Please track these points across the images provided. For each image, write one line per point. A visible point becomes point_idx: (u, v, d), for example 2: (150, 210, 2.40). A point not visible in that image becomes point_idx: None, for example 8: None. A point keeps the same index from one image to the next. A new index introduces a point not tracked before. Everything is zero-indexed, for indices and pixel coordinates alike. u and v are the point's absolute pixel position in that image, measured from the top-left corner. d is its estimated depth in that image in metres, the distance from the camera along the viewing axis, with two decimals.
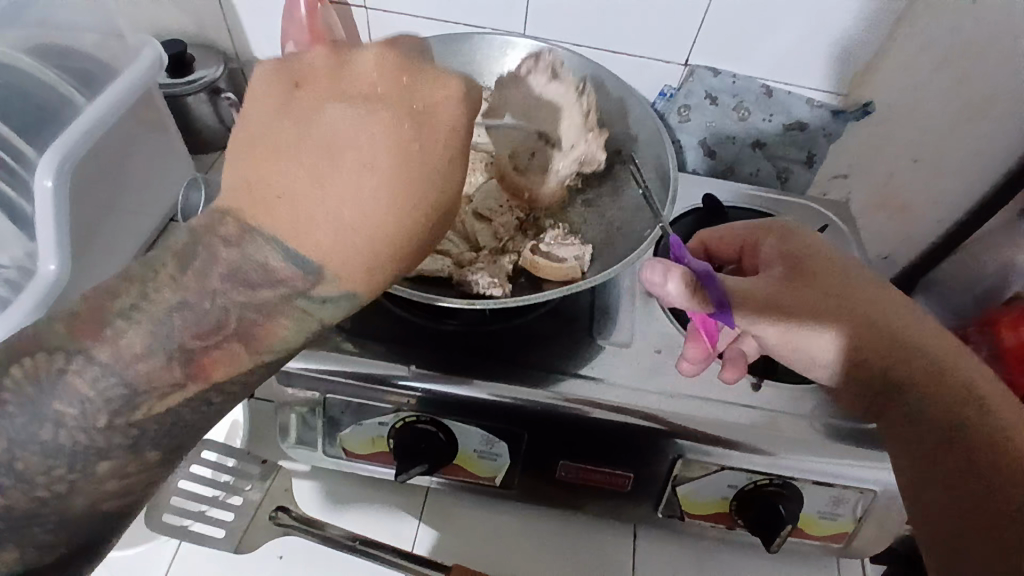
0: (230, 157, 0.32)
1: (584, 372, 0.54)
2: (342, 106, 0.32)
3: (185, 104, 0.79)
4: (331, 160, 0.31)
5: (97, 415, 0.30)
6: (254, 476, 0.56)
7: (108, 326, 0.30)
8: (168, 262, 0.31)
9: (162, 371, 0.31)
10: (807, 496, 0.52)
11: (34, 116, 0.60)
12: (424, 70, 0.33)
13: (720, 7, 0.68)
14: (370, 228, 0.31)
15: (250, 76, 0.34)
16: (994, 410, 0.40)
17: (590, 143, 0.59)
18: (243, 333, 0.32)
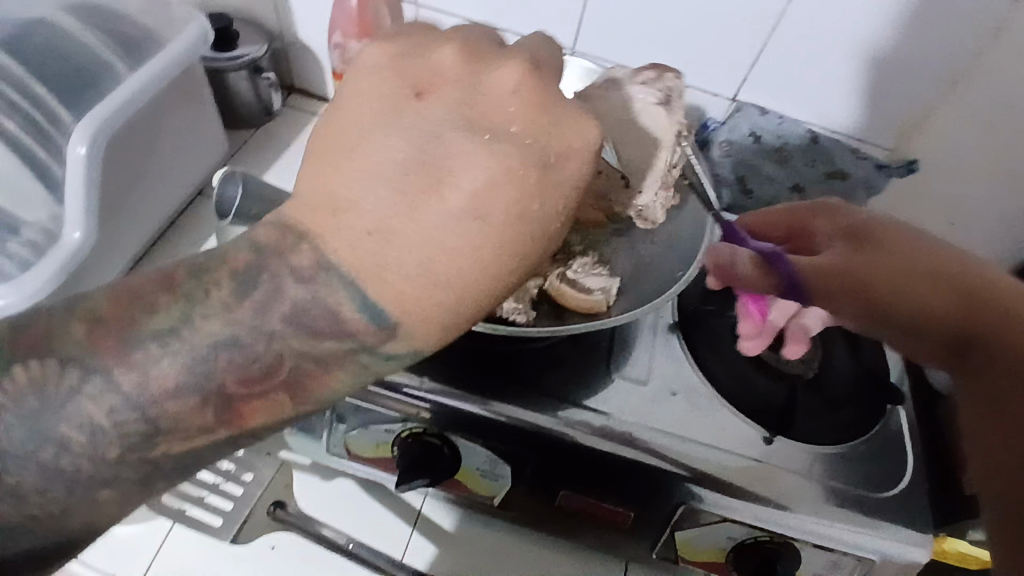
0: (321, 174, 0.31)
1: (596, 406, 0.53)
2: (467, 144, 0.30)
3: (226, 79, 0.79)
4: (437, 203, 0.29)
5: (108, 447, 0.29)
6: (259, 467, 0.56)
7: (138, 349, 0.29)
8: (221, 282, 0.30)
9: (192, 413, 0.30)
10: (806, 557, 0.51)
11: (75, 81, 0.64)
12: (559, 115, 0.31)
13: (772, 47, 0.68)
14: (461, 284, 0.29)
15: (366, 85, 0.32)
16: None
17: (658, 198, 0.54)
18: (289, 382, 0.31)
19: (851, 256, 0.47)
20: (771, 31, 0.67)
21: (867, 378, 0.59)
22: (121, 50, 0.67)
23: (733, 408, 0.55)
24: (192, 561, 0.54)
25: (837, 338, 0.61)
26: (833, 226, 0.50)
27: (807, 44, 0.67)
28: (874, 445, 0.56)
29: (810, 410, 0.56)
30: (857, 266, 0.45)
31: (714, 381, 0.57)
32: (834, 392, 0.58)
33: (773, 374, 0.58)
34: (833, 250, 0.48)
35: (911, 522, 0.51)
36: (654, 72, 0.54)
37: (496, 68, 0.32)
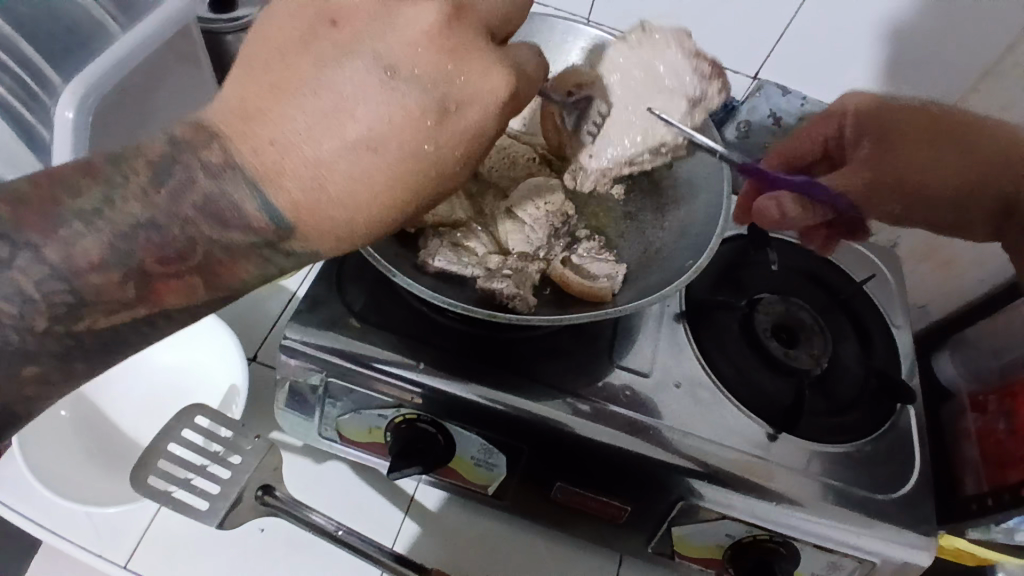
0: (240, 81, 0.31)
1: (591, 395, 0.51)
2: (366, 73, 0.30)
3: (224, 42, 0.75)
4: (337, 126, 0.30)
5: (36, 319, 0.31)
6: (245, 450, 0.52)
7: (63, 226, 0.30)
8: (139, 170, 0.30)
9: (113, 287, 0.31)
10: (804, 557, 0.50)
11: (65, 39, 0.60)
12: (471, 62, 0.32)
13: (800, 27, 0.65)
14: (355, 203, 0.31)
15: (292, 6, 0.32)
16: (929, 185, 0.51)
17: (598, 175, 0.55)
18: (200, 267, 0.32)
19: (876, 158, 0.53)
20: (797, 11, 0.64)
21: (878, 379, 0.56)
22: (115, 8, 0.63)
23: (737, 403, 0.53)
24: (170, 524, 0.55)
25: (849, 335, 0.60)
26: (858, 126, 0.55)
27: (836, 24, 0.64)
28: (882, 447, 0.54)
29: (814, 410, 0.55)
30: (888, 160, 0.53)
31: (720, 375, 0.55)
32: (842, 392, 0.56)
33: (782, 371, 0.55)
34: (861, 150, 0.54)
35: (916, 524, 0.49)
36: (714, 70, 0.53)
37: (414, 4, 0.31)
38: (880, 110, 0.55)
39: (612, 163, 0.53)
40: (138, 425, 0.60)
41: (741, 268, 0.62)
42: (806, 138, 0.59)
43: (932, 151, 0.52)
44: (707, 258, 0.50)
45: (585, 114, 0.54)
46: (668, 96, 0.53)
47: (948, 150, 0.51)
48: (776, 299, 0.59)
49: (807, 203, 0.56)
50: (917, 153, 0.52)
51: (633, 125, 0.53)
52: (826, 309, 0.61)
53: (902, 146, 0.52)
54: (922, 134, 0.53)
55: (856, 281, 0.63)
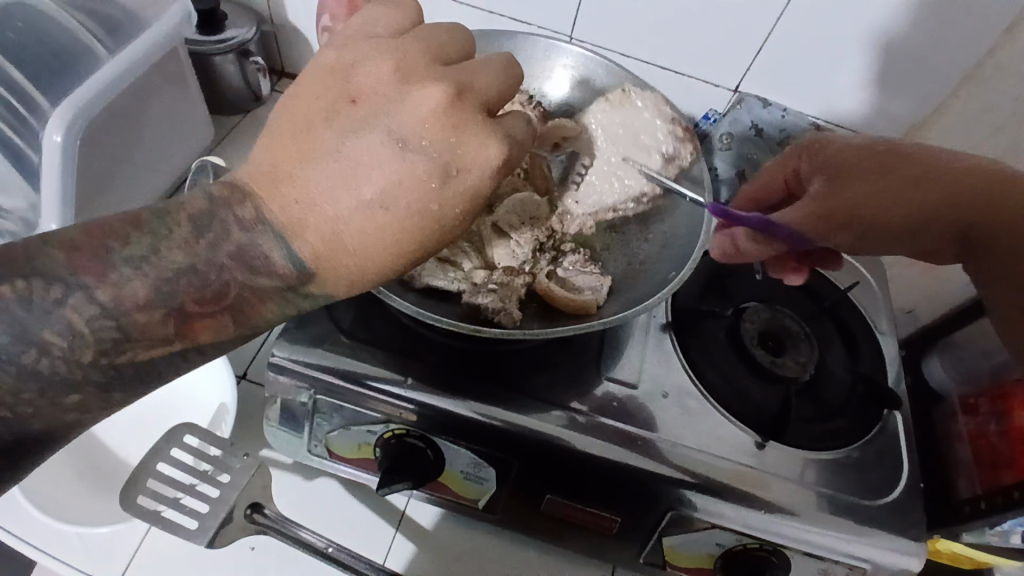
0: (269, 146, 0.32)
1: (580, 407, 0.52)
2: (380, 142, 0.31)
3: (212, 63, 0.76)
4: (352, 189, 0.31)
5: (83, 350, 0.31)
6: (235, 468, 0.52)
7: (115, 268, 0.30)
8: (181, 224, 0.31)
9: (156, 324, 0.32)
10: (794, 567, 0.51)
11: (53, 63, 0.61)
12: (473, 129, 0.32)
13: (777, 40, 0.67)
14: (366, 256, 0.32)
15: (316, 81, 0.33)
16: (886, 211, 0.47)
17: (586, 216, 0.60)
18: (233, 306, 0.33)
19: (831, 186, 0.49)
20: (778, 19, 0.65)
21: (865, 384, 0.57)
22: (102, 30, 0.65)
23: (725, 411, 0.54)
24: (161, 544, 0.55)
25: (835, 343, 0.61)
26: (813, 165, 0.52)
27: (812, 36, 0.65)
28: (870, 452, 0.54)
29: (801, 416, 0.56)
30: (841, 192, 0.48)
31: (707, 383, 0.55)
32: (829, 398, 0.57)
33: (769, 378, 0.56)
34: (815, 185, 0.50)
35: (904, 530, 0.49)
36: (686, 133, 0.60)
37: (422, 86, 0.32)
38: (834, 146, 0.51)
39: (596, 209, 0.60)
40: (127, 445, 0.60)
41: (726, 277, 0.63)
42: (775, 175, 0.55)
43: (879, 186, 0.48)
44: (686, 271, 0.51)
45: (572, 165, 0.62)
46: (646, 152, 0.60)
47: (907, 176, 0.47)
48: (762, 308, 0.59)
49: (761, 240, 0.52)
50: (873, 178, 0.48)
51: (615, 176, 0.60)
52: (814, 317, 0.62)
53: (857, 173, 0.49)
54: (872, 166, 0.48)
55: (839, 288, 0.64)
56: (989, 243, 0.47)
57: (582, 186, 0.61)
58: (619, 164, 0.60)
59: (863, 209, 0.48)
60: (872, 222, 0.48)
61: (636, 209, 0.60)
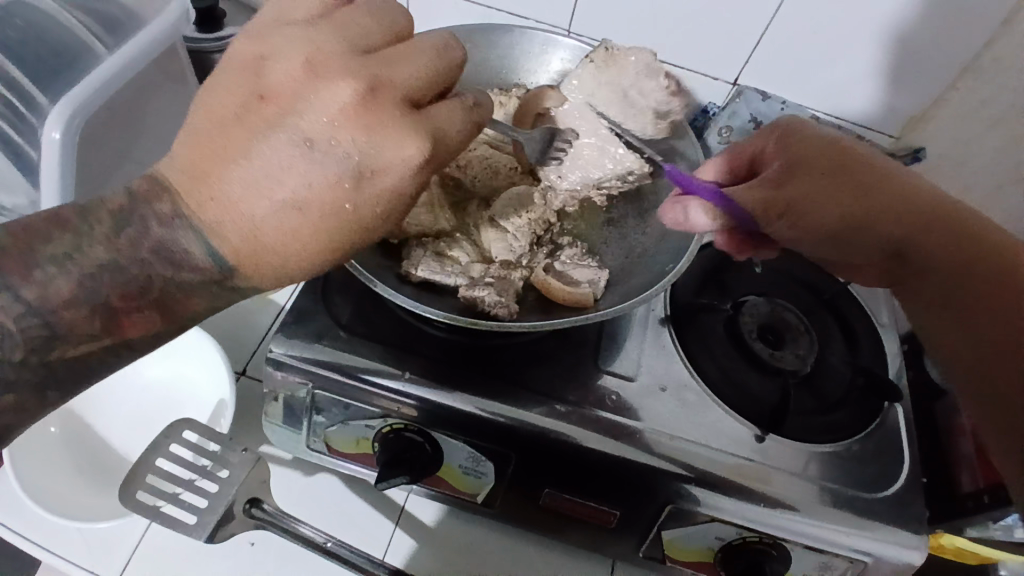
0: (192, 142, 0.34)
1: (574, 400, 0.51)
2: (292, 149, 0.33)
3: (210, 60, 0.77)
4: (267, 191, 0.32)
5: (13, 351, 0.33)
6: (234, 463, 0.52)
7: (38, 269, 0.33)
8: (102, 221, 0.34)
9: (82, 321, 0.34)
10: (795, 559, 0.50)
11: (53, 63, 0.62)
12: (386, 129, 0.33)
13: (777, 32, 0.66)
14: (288, 252, 0.34)
15: (230, 77, 0.35)
16: (826, 213, 0.46)
17: (564, 194, 0.59)
18: (158, 303, 0.35)
19: (782, 180, 0.48)
20: (775, 14, 0.65)
21: (865, 377, 0.56)
22: (101, 30, 0.65)
23: (725, 406, 0.53)
24: (162, 540, 0.55)
25: (836, 337, 0.60)
26: (779, 150, 0.50)
27: (812, 27, 0.65)
28: (870, 446, 0.54)
29: (801, 410, 0.55)
30: (787, 186, 0.47)
31: (705, 377, 0.55)
32: (830, 391, 0.57)
33: (768, 371, 0.55)
34: (771, 171, 0.49)
35: (905, 523, 0.49)
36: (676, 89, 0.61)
37: (335, 81, 0.33)
38: (803, 136, 0.50)
39: (580, 185, 0.59)
40: (127, 440, 0.60)
41: (723, 270, 0.63)
42: (739, 150, 0.53)
43: (832, 179, 0.47)
44: (679, 268, 0.51)
45: (551, 142, 0.59)
46: (637, 112, 0.60)
47: (864, 187, 0.46)
48: (761, 303, 0.59)
49: (709, 205, 0.50)
50: (825, 180, 0.47)
51: (601, 151, 0.58)
52: (812, 311, 0.61)
53: (812, 172, 0.47)
54: (837, 168, 0.47)
55: (839, 280, 0.63)
56: (923, 268, 0.45)
57: (565, 162, 0.58)
58: (607, 137, 0.59)
59: (806, 204, 0.47)
60: (806, 221, 0.47)
61: (622, 185, 0.59)
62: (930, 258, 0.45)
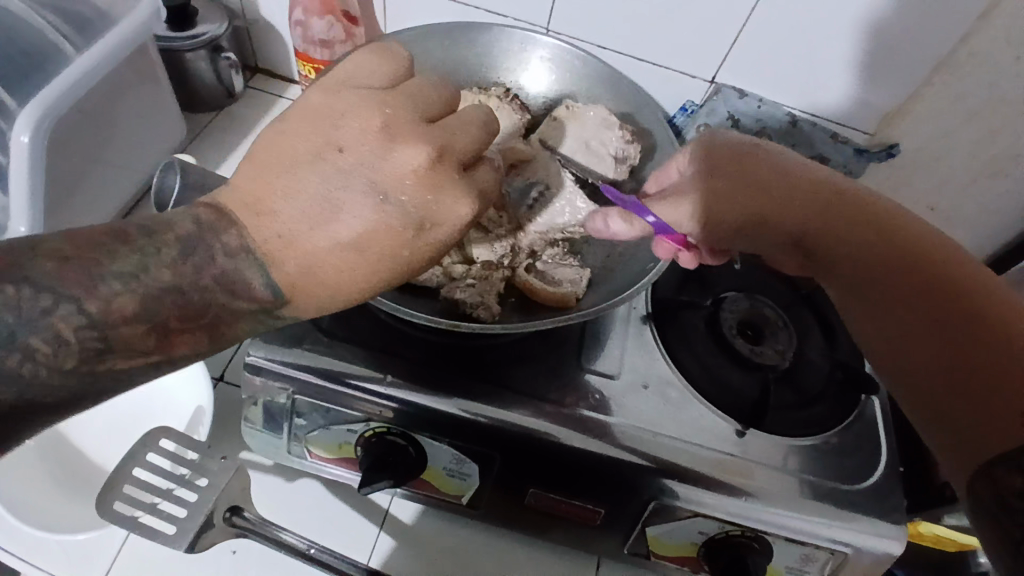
0: (252, 177, 0.34)
1: (558, 400, 0.52)
2: (359, 196, 0.33)
3: (184, 60, 0.76)
4: (330, 230, 0.33)
5: (65, 359, 0.31)
6: (213, 471, 0.51)
7: (101, 284, 0.31)
8: (169, 244, 0.32)
9: (137, 338, 0.32)
10: (777, 551, 0.51)
11: (19, 65, 0.60)
12: (448, 185, 0.34)
13: (754, 30, 0.67)
14: (338, 286, 0.34)
15: (293, 120, 0.35)
16: (745, 207, 0.44)
17: (535, 241, 0.57)
18: (211, 325, 0.34)
19: (705, 177, 0.46)
20: (750, 13, 0.66)
21: (843, 371, 0.57)
22: (71, 30, 0.64)
23: (705, 401, 0.54)
24: (144, 547, 0.54)
25: (813, 330, 0.61)
26: (706, 150, 0.48)
27: (786, 26, 0.66)
28: (850, 438, 0.55)
29: (781, 404, 0.56)
30: (712, 182, 0.46)
31: (686, 373, 0.55)
32: (809, 385, 0.57)
33: (748, 366, 0.56)
34: (695, 172, 0.48)
35: (884, 514, 0.50)
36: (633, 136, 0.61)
37: None
38: (733, 140, 0.48)
39: (535, 223, 0.57)
40: (107, 452, 0.59)
41: (705, 268, 0.63)
42: (672, 163, 0.52)
43: (758, 176, 0.45)
44: (659, 267, 0.51)
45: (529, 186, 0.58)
46: (601, 157, 0.60)
47: (786, 186, 0.44)
48: (750, 304, 0.60)
49: (628, 213, 0.50)
50: (746, 177, 0.45)
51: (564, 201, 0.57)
52: (791, 306, 0.62)
53: (732, 170, 0.46)
54: (762, 167, 0.45)
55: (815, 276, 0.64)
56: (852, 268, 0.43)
57: (535, 207, 0.58)
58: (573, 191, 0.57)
59: (724, 199, 0.45)
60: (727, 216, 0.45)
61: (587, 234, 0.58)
62: (856, 258, 0.42)
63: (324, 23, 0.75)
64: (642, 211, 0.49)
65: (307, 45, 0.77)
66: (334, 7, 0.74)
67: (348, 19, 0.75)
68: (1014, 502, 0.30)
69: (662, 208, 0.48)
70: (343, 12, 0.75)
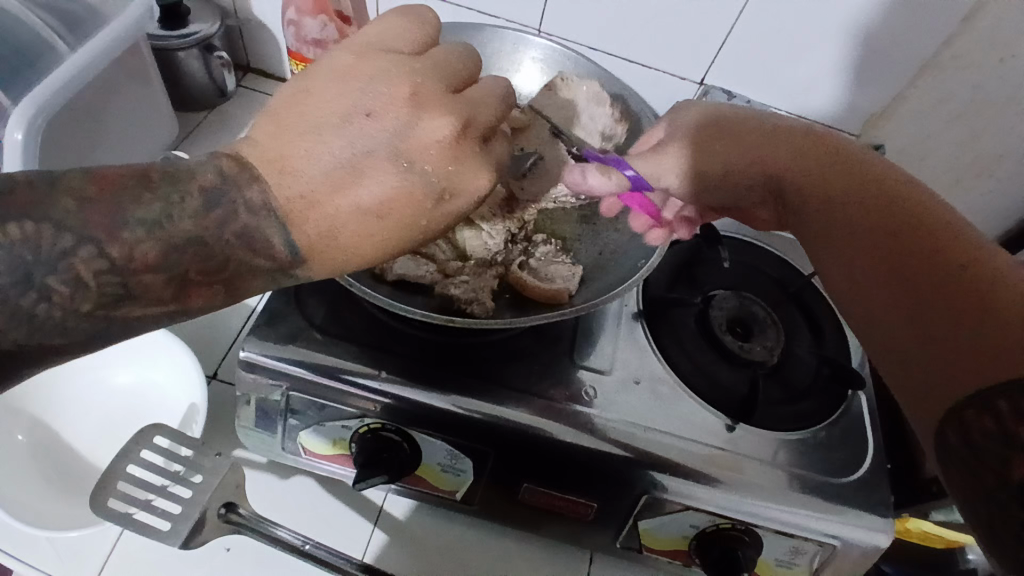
0: (271, 135, 0.33)
1: (552, 395, 0.52)
2: (383, 161, 0.33)
3: (175, 58, 0.76)
4: (353, 193, 0.33)
5: (82, 301, 0.31)
6: (207, 467, 0.51)
7: (125, 229, 0.31)
8: (192, 194, 0.32)
9: (158, 286, 0.32)
10: (767, 543, 0.52)
11: (10, 62, 0.60)
12: (469, 156, 0.35)
13: (741, 33, 0.68)
14: (355, 251, 0.34)
15: (311, 80, 0.35)
16: (720, 158, 0.45)
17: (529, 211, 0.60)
18: (229, 279, 0.34)
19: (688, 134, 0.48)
20: (738, 15, 0.67)
21: (830, 367, 0.58)
22: (64, 28, 0.64)
23: (696, 396, 0.55)
24: (138, 545, 0.54)
25: (801, 328, 0.62)
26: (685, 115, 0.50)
27: (772, 28, 0.67)
28: (836, 432, 0.56)
29: (769, 399, 0.57)
30: (693, 138, 0.47)
31: (677, 370, 0.56)
32: (796, 381, 0.58)
33: (737, 362, 0.57)
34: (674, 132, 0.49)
35: (871, 507, 0.51)
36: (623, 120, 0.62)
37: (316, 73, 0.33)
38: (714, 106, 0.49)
39: (537, 199, 0.60)
40: (99, 449, 0.58)
41: (695, 266, 0.64)
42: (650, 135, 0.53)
43: (731, 134, 0.46)
44: (650, 263, 0.53)
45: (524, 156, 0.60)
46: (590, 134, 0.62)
47: (761, 141, 0.44)
48: (743, 299, 0.61)
49: (605, 165, 0.52)
50: (717, 135, 0.46)
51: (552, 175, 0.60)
52: (781, 302, 0.63)
53: (706, 130, 0.47)
54: (743, 126, 0.46)
55: (803, 274, 0.66)
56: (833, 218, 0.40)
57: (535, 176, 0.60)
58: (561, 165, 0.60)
59: (700, 150, 0.46)
60: (705, 170, 0.46)
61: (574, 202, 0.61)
62: (833, 208, 0.40)
63: (318, 23, 0.75)
64: (619, 167, 0.51)
65: (300, 44, 0.78)
66: (327, 7, 0.75)
67: (342, 20, 0.76)
68: (988, 445, 0.28)
69: (638, 164, 0.50)
70: (337, 12, 0.75)
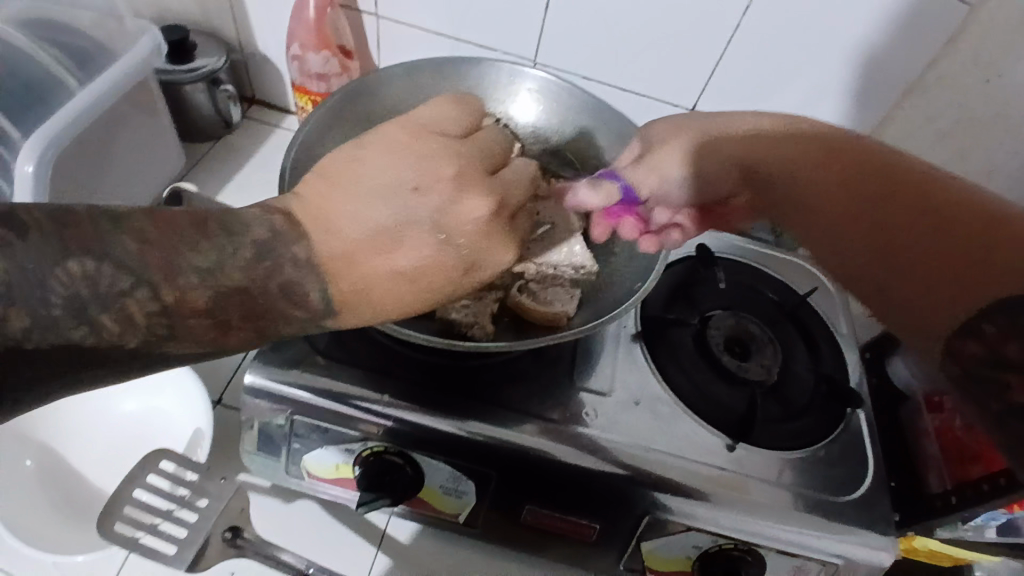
0: (323, 194, 0.37)
1: (554, 416, 0.53)
2: (421, 232, 0.36)
3: (182, 92, 0.78)
4: (389, 256, 0.36)
5: (120, 326, 0.31)
6: (212, 492, 0.52)
7: (178, 265, 0.32)
8: (243, 238, 0.34)
9: (198, 312, 0.33)
10: (770, 562, 0.52)
11: (23, 98, 0.63)
12: (496, 235, 0.38)
13: (728, 61, 0.70)
14: (383, 306, 0.38)
15: (369, 145, 0.39)
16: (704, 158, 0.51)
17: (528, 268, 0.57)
18: (264, 312, 0.35)
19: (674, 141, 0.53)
20: (726, 44, 0.69)
21: (828, 385, 0.59)
22: (74, 65, 0.66)
23: (696, 417, 0.55)
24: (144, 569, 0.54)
25: (799, 346, 0.63)
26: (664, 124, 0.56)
27: (758, 56, 0.69)
28: (835, 450, 0.56)
29: (768, 418, 0.57)
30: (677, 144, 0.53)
31: (677, 391, 0.57)
32: (795, 399, 0.59)
33: (736, 383, 0.58)
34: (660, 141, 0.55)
35: (873, 524, 0.51)
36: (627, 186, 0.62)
37: None
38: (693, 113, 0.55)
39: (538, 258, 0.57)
40: (107, 475, 0.59)
41: (693, 287, 0.65)
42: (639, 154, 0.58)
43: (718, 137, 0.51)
44: (647, 287, 0.53)
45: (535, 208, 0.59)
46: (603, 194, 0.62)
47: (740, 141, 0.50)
48: (746, 324, 0.62)
49: (597, 180, 0.57)
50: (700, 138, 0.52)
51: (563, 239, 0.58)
52: (776, 322, 0.64)
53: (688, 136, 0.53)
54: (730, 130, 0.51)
55: (800, 293, 0.67)
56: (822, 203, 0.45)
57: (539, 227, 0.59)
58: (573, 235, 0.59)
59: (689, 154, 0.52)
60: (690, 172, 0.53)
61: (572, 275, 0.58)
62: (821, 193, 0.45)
63: (321, 57, 0.78)
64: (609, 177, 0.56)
65: (305, 79, 0.81)
66: (329, 42, 0.77)
67: (344, 55, 0.79)
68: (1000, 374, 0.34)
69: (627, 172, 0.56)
70: (339, 47, 0.78)
